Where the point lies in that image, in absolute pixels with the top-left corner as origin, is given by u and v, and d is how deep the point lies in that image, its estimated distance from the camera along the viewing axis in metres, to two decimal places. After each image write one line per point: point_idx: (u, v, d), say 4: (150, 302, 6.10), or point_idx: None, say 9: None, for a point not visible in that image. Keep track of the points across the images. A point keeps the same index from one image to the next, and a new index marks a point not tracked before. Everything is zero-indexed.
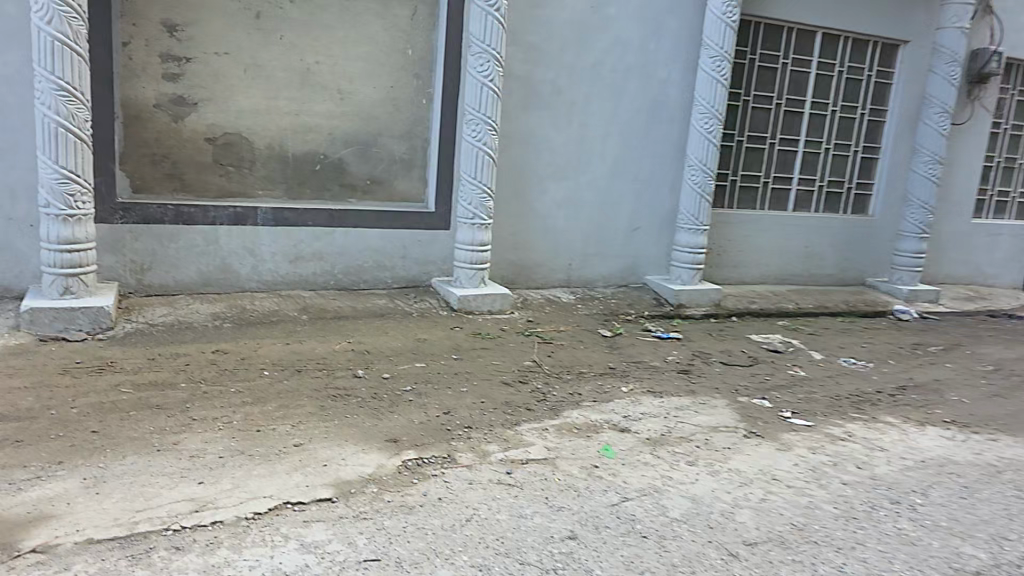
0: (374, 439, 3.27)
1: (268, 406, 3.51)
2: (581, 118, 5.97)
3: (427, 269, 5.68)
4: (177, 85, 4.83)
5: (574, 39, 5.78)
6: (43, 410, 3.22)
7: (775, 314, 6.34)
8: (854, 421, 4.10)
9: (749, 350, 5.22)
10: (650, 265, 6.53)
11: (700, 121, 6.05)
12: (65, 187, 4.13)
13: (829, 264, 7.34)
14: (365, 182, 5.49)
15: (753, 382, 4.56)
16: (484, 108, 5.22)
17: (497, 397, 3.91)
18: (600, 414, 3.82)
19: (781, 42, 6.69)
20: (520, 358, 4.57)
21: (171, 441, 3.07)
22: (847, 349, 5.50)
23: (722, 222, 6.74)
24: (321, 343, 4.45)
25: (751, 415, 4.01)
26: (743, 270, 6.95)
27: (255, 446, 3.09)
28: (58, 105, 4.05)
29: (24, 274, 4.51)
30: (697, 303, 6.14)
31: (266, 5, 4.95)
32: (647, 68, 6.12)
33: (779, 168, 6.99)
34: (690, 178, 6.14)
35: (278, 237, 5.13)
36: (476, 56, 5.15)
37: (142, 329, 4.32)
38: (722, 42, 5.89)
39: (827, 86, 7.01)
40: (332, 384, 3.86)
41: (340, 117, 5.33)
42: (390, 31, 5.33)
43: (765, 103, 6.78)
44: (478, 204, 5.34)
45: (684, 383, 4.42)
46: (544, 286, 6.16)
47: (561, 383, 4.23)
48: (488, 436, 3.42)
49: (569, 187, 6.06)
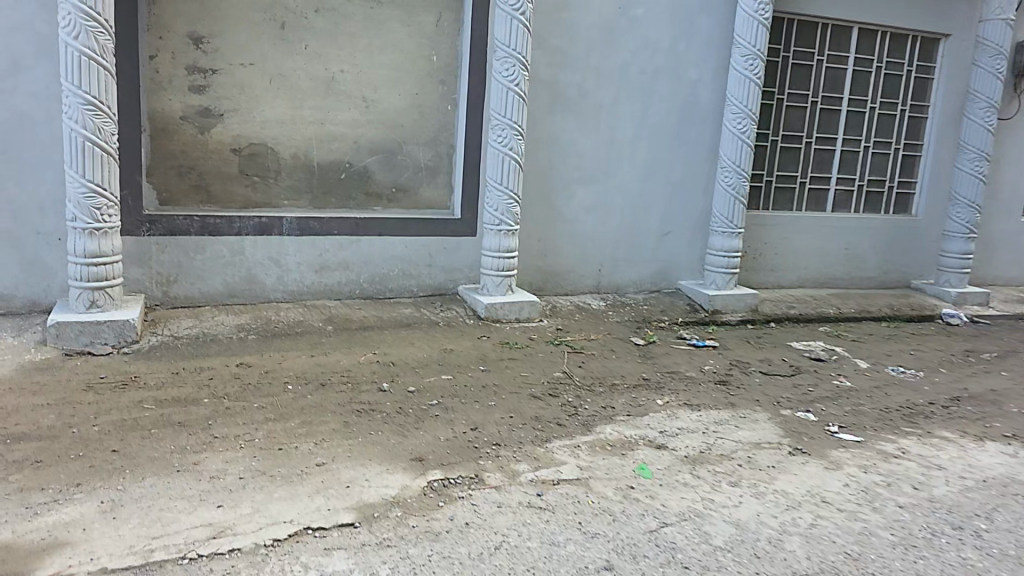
0: (399, 458, 3.14)
1: (291, 423, 3.41)
2: (609, 121, 5.79)
3: (454, 277, 5.55)
4: (203, 97, 4.78)
5: (601, 40, 5.61)
6: (65, 428, 3.17)
7: (816, 319, 6.07)
8: (907, 436, 3.85)
9: (790, 358, 4.98)
10: (682, 269, 6.31)
11: (733, 121, 5.83)
12: (91, 201, 4.10)
13: (871, 266, 7.02)
14: (391, 190, 5.40)
15: (796, 394, 4.33)
16: (510, 113, 5.08)
17: (526, 411, 3.76)
18: (636, 429, 3.64)
19: (817, 38, 6.43)
20: (549, 369, 4.41)
21: (192, 460, 2.99)
22: (894, 357, 5.22)
23: (758, 225, 6.49)
24: (346, 355, 4.36)
25: (795, 430, 3.79)
26: (781, 273, 6.68)
27: (276, 466, 2.99)
28: (85, 120, 4.02)
29: (52, 288, 4.50)
30: (733, 309, 5.91)
31: (290, 15, 4.88)
32: (677, 68, 5.91)
33: (817, 168, 6.72)
34: (724, 179, 5.92)
35: (303, 247, 5.06)
36: (502, 60, 5.02)
37: (167, 342, 4.28)
38: (755, 40, 5.67)
39: (866, 83, 6.71)
40: (356, 399, 3.74)
41: (365, 126, 5.24)
42: (415, 38, 5.23)
43: (800, 101, 6.52)
44: (504, 210, 5.20)
45: (723, 396, 4.20)
46: (573, 292, 5.98)
47: (593, 396, 4.06)
48: (518, 454, 3.27)
49: (597, 192, 5.88)
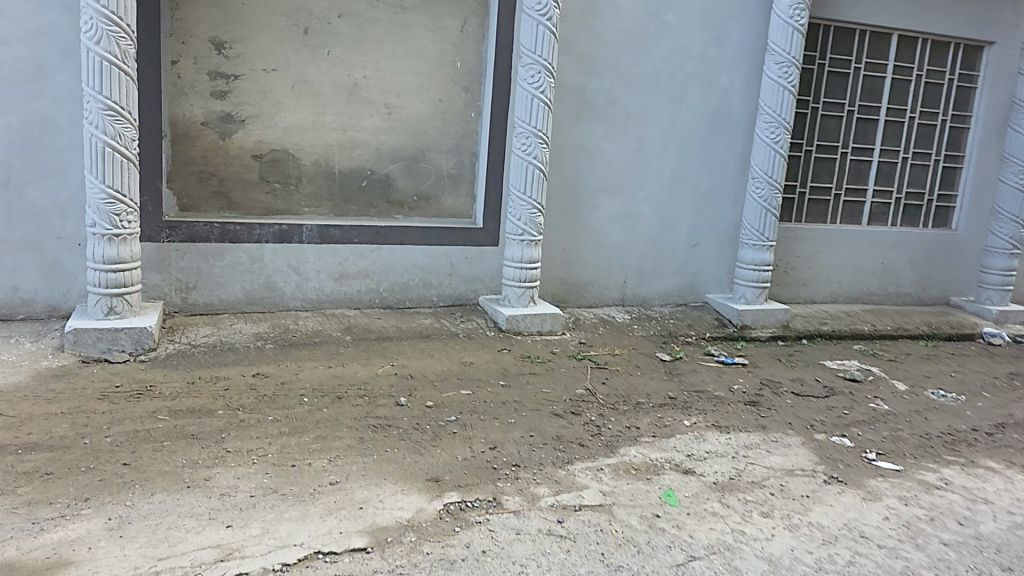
0: (414, 478, 3.03)
1: (305, 438, 3.32)
2: (637, 129, 5.65)
3: (475, 287, 5.45)
4: (225, 103, 4.75)
5: (630, 47, 5.48)
6: (77, 439, 3.11)
7: (849, 337, 5.84)
8: (949, 465, 3.64)
9: (824, 379, 4.78)
10: (710, 282, 6.13)
11: (766, 130, 5.65)
12: (111, 207, 4.07)
13: (908, 281, 6.77)
14: (412, 198, 5.32)
15: (831, 418, 4.13)
16: (535, 120, 4.97)
17: (547, 430, 3.63)
18: (661, 452, 3.49)
19: (853, 45, 6.23)
20: (572, 386, 4.27)
21: (203, 476, 2.90)
22: (934, 379, 4.98)
23: (790, 237, 6.29)
24: (364, 366, 4.26)
25: (830, 457, 3.60)
26: (812, 288, 6.46)
27: (288, 484, 2.89)
28: (106, 125, 4.00)
29: (72, 293, 4.49)
30: (763, 324, 5.71)
31: (314, 20, 4.83)
32: (708, 76, 5.75)
33: (852, 180, 6.50)
34: (755, 190, 5.73)
35: (322, 255, 5.00)
36: (527, 67, 4.91)
37: (184, 350, 4.23)
38: (789, 47, 5.49)
39: (904, 92, 6.48)
40: (373, 413, 3.64)
41: (388, 132, 5.17)
42: (439, 44, 5.15)
43: (836, 110, 6.31)
44: (528, 219, 5.08)
45: (753, 417, 4.02)
46: (596, 305, 5.84)
47: (617, 415, 3.91)
48: (538, 477, 3.13)
49: (624, 202, 5.74)
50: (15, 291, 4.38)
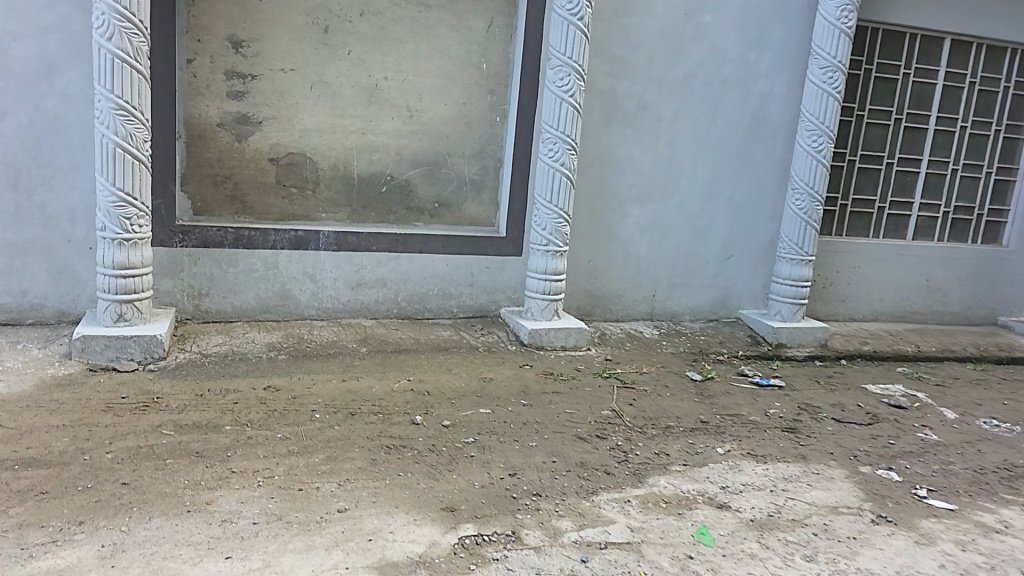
0: (428, 507, 2.82)
1: (315, 458, 3.14)
2: (669, 135, 5.42)
3: (496, 298, 5.26)
4: (241, 103, 4.62)
5: (664, 49, 5.25)
6: (76, 454, 2.97)
7: (892, 358, 5.53)
8: (1009, 505, 3.34)
9: (866, 404, 4.48)
10: (743, 297, 5.87)
11: (807, 139, 5.38)
12: (121, 210, 3.95)
13: (954, 299, 6.42)
14: (433, 205, 5.14)
15: (875, 448, 3.84)
16: (563, 125, 4.76)
17: (571, 455, 3.40)
18: (694, 483, 3.24)
19: (902, 49, 5.93)
20: (596, 406, 4.03)
21: (205, 499, 2.73)
22: (985, 407, 4.64)
23: (829, 251, 5.99)
24: (379, 381, 4.07)
25: (876, 493, 3.32)
26: (852, 305, 6.16)
27: (294, 511, 2.70)
28: (118, 125, 3.89)
29: (81, 298, 4.39)
30: (800, 343, 5.45)
31: (334, 19, 4.68)
32: (746, 81, 5.50)
33: (897, 192, 6.19)
34: (794, 202, 5.46)
35: (339, 263, 4.86)
36: (556, 69, 4.72)
37: (194, 360, 4.09)
38: (834, 50, 5.22)
39: (955, 100, 6.15)
40: (387, 433, 3.45)
41: (409, 136, 5.00)
42: (463, 45, 4.98)
43: (881, 118, 6.01)
44: (553, 229, 4.87)
45: (792, 446, 3.75)
46: (623, 318, 5.61)
47: (645, 439, 3.68)
48: (561, 509, 2.90)
49: (655, 211, 5.50)
50: (24, 295, 4.29)
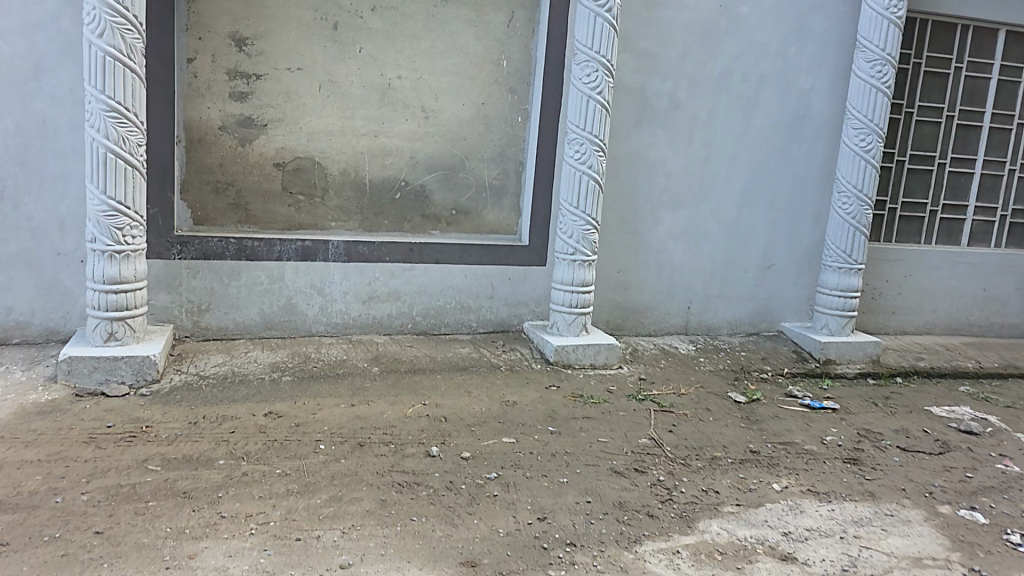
0: (447, 562, 2.42)
1: (317, 499, 2.76)
2: (704, 135, 5.01)
3: (518, 311, 4.87)
4: (244, 105, 4.29)
5: (697, 43, 4.85)
6: (46, 496, 2.62)
7: (951, 375, 5.04)
8: None
9: (933, 431, 4.00)
10: (787, 308, 5.42)
11: (855, 137, 4.94)
12: (112, 220, 3.62)
13: (1015, 310, 5.90)
14: (449, 212, 4.77)
15: (951, 483, 3.37)
16: (591, 125, 4.37)
17: (608, 494, 2.99)
18: (751, 529, 2.81)
19: (953, 42, 5.47)
20: (632, 434, 3.62)
21: (187, 552, 2.36)
22: None
23: (877, 259, 5.54)
24: (391, 406, 3.69)
25: (963, 541, 2.85)
26: (903, 317, 5.68)
27: (289, 567, 2.32)
28: (108, 128, 3.57)
29: (71, 316, 4.08)
30: (851, 360, 4.97)
31: (344, 14, 4.34)
32: (787, 77, 5.07)
33: (950, 194, 5.71)
34: (842, 206, 5.02)
35: (349, 276, 4.51)
36: (582, 64, 4.33)
37: (190, 382, 3.75)
38: (884, 42, 4.79)
39: (1012, 96, 5.68)
40: (398, 468, 3.06)
41: (424, 138, 4.63)
42: (482, 41, 4.62)
43: (932, 115, 5.56)
44: (580, 236, 4.47)
45: (857, 481, 3.31)
46: (656, 333, 5.18)
47: (690, 473, 3.25)
48: (599, 563, 2.49)
49: (689, 217, 5.09)
50: (9, 313, 3.98)
